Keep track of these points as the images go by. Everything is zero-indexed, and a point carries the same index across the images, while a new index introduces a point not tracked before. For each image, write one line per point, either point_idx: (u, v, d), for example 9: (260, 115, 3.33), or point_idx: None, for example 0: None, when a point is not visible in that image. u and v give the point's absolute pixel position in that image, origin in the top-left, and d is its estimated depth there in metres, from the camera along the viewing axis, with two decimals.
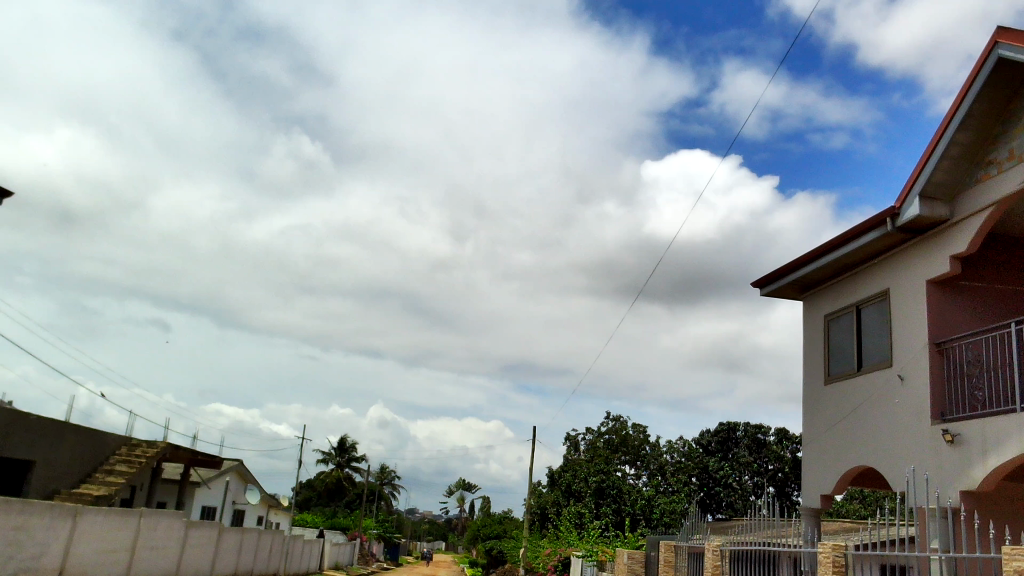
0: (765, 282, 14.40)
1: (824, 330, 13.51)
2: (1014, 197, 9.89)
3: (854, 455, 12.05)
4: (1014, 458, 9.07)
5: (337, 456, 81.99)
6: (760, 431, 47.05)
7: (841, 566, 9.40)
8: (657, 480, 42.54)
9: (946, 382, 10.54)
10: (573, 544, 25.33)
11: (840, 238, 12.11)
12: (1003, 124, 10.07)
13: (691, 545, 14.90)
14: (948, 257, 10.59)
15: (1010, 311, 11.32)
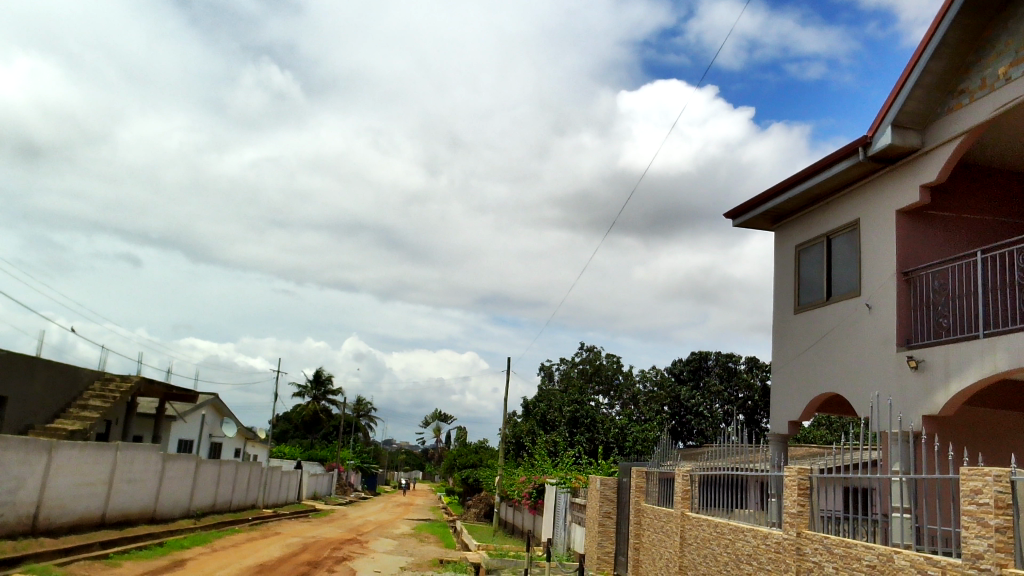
0: (737, 214, 14.43)
1: (795, 260, 13.63)
2: (986, 125, 9.91)
3: (821, 383, 12.31)
4: (974, 383, 9.31)
5: (314, 388, 82.45)
6: (731, 360, 47.95)
7: (807, 489, 9.73)
8: (630, 408, 43.32)
9: (912, 309, 10.75)
10: (548, 472, 25.90)
11: (813, 167, 12.12)
12: (978, 52, 10.02)
13: (662, 471, 15.27)
14: (918, 186, 10.67)
15: (979, 241, 11.48)
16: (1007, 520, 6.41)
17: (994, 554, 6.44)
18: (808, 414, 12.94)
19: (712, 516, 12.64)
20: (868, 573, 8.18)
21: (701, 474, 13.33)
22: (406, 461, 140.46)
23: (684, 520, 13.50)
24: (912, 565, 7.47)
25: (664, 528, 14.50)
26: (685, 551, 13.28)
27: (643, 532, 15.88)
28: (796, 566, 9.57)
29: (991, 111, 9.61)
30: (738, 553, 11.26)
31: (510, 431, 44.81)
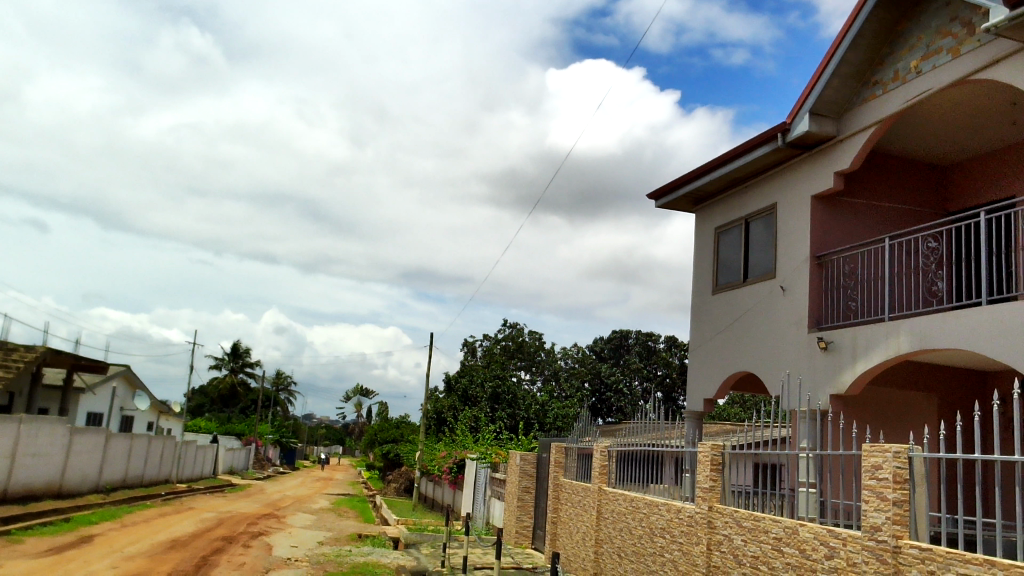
0: (659, 195, 14.63)
1: (713, 242, 13.93)
2: (897, 117, 10.27)
3: (736, 362, 12.66)
4: (878, 363, 9.71)
5: (230, 362, 80.71)
6: (650, 339, 48.94)
7: (719, 464, 10.03)
8: (551, 384, 43.83)
9: (824, 292, 11.13)
10: (469, 448, 26.01)
11: (734, 152, 12.37)
12: (891, 45, 10.34)
13: (581, 447, 15.48)
14: (833, 173, 11.01)
15: (890, 228, 11.92)
16: (904, 494, 6.73)
17: (892, 527, 6.75)
18: (723, 392, 13.29)
19: (628, 490, 12.91)
20: (775, 545, 8.47)
21: (618, 450, 13.59)
22: (326, 435, 139.08)
23: (600, 494, 13.76)
24: (815, 537, 7.78)
25: (581, 503, 14.75)
26: (601, 525, 13.54)
27: (561, 507, 16.11)
28: (706, 539, 9.86)
29: (903, 102, 9.95)
30: (652, 527, 11.53)
31: (431, 406, 44.80)
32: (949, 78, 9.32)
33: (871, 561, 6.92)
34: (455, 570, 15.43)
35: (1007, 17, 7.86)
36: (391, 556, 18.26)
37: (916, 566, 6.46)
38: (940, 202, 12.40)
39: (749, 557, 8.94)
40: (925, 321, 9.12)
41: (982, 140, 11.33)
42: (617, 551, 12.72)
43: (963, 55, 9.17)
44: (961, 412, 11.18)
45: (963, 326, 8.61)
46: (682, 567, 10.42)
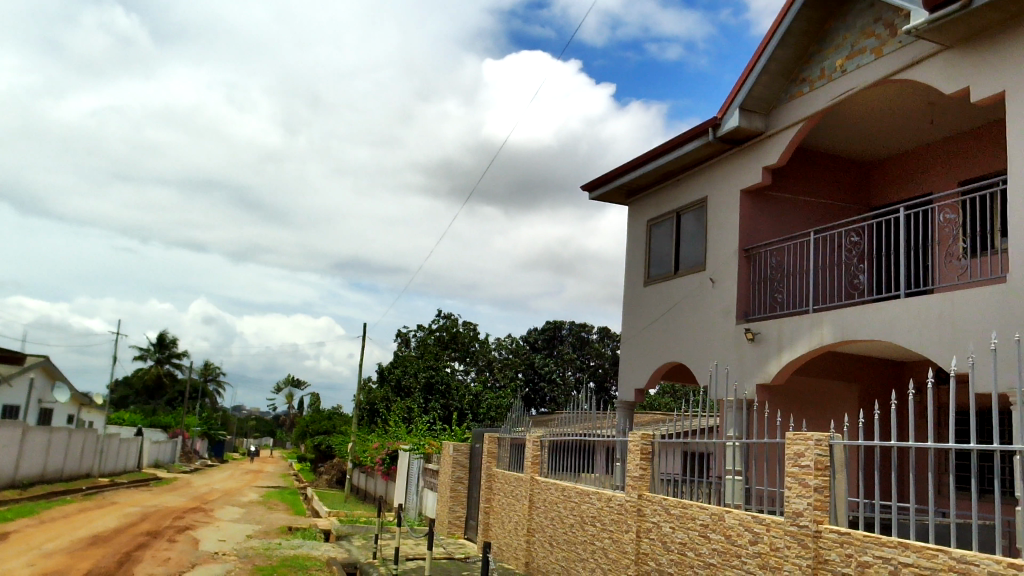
0: (593, 187, 14.73)
1: (646, 234, 14.10)
2: (823, 114, 10.55)
3: (666, 352, 12.87)
4: (802, 354, 9.98)
5: (156, 353, 78.57)
6: (584, 329, 49.42)
7: (649, 453, 10.20)
8: (485, 374, 43.85)
9: (751, 284, 11.39)
10: (402, 438, 25.89)
11: (666, 145, 12.53)
12: (818, 43, 10.60)
13: (514, 437, 15.54)
14: (761, 168, 11.26)
15: (815, 222, 12.25)
16: (825, 480, 6.94)
17: (813, 513, 6.96)
18: (654, 382, 13.50)
19: (560, 480, 13.03)
20: (702, 532, 8.66)
21: (550, 440, 13.68)
22: (256, 426, 136.70)
23: (532, 484, 13.86)
24: (741, 523, 7.97)
25: (514, 492, 14.82)
26: (533, 514, 13.63)
27: (493, 497, 16.16)
28: (636, 526, 10.02)
29: (829, 100, 10.22)
30: (583, 516, 11.66)
31: (364, 397, 44.46)
32: (872, 77, 9.60)
33: (792, 545, 7.13)
34: (386, 561, 15.34)
35: (926, 20, 8.14)
36: (322, 549, 18.06)
37: (835, 550, 6.67)
38: (863, 197, 12.80)
39: (677, 544, 9.12)
40: (846, 313, 9.41)
41: (902, 138, 11.72)
42: (548, 540, 12.83)
43: (886, 55, 9.47)
44: (881, 400, 11.59)
45: (882, 318, 8.91)
46: (612, 555, 10.57)
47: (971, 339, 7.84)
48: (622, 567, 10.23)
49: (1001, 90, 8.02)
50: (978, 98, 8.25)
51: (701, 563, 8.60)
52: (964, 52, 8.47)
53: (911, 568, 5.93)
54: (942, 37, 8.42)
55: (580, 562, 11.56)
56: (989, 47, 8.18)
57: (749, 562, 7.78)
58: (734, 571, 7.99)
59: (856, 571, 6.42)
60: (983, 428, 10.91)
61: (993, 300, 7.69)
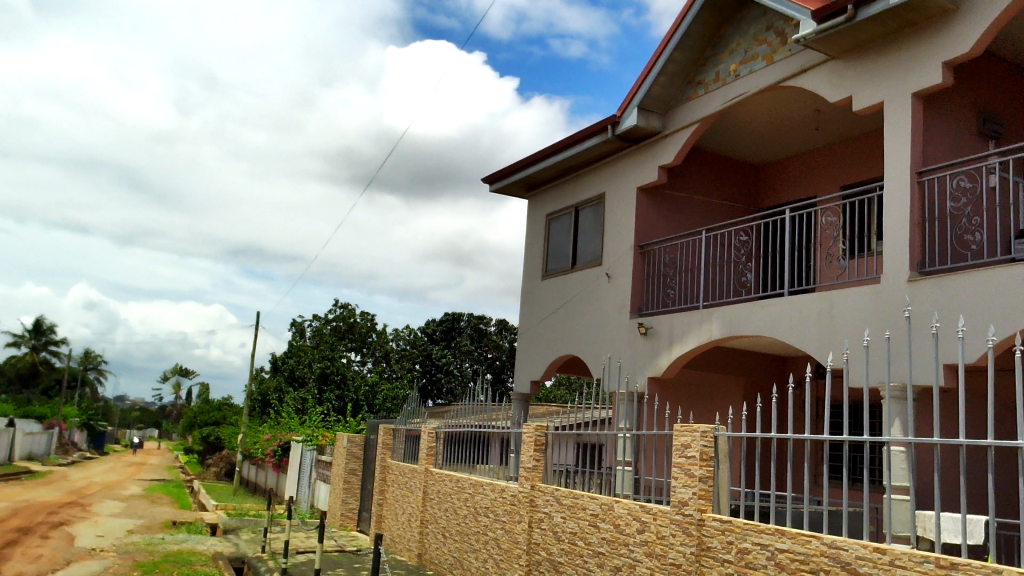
0: (493, 180, 14.76)
1: (545, 228, 14.23)
2: (717, 116, 10.90)
3: (562, 345, 13.03)
4: (692, 348, 10.30)
5: (31, 339, 74.40)
6: (482, 321, 49.25)
7: (542, 444, 10.32)
8: (382, 365, 43.47)
9: (645, 279, 11.68)
10: (294, 429, 25.32)
11: (567, 141, 12.68)
12: (713, 48, 10.92)
13: (409, 428, 15.44)
14: (658, 167, 11.55)
15: (708, 220, 12.65)
16: (709, 470, 7.19)
17: (697, 502, 7.20)
18: (549, 374, 13.67)
19: (455, 471, 13.05)
20: (591, 521, 8.83)
21: (446, 432, 13.67)
22: (139, 416, 131.18)
23: (427, 475, 13.82)
24: (629, 512, 8.17)
25: (408, 484, 14.74)
26: (427, 505, 13.60)
27: (388, 488, 16.02)
28: (528, 517, 10.13)
29: (722, 103, 10.56)
30: (476, 506, 11.71)
31: (257, 387, 43.34)
32: (763, 82, 9.96)
33: (678, 534, 7.36)
34: (275, 555, 15.00)
35: (814, 30, 8.51)
36: (207, 543, 17.48)
37: (717, 537, 6.92)
38: (753, 198, 13.29)
39: (568, 533, 9.27)
40: (734, 310, 9.76)
41: (790, 142, 12.22)
42: (441, 531, 12.84)
43: (776, 62, 9.84)
44: (764, 393, 12.10)
45: (767, 315, 9.28)
46: (504, 545, 10.66)
47: (847, 336, 8.26)
48: (513, 557, 10.34)
49: (881, 101, 8.46)
50: (859, 106, 8.68)
51: (590, 552, 8.78)
52: (848, 63, 8.88)
53: (786, 554, 6.22)
54: (828, 47, 8.81)
55: (473, 552, 11.61)
56: (870, 59, 8.61)
57: (636, 550, 7.99)
58: (622, 559, 8.19)
59: (736, 557, 6.68)
60: (856, 420, 11.53)
61: (868, 299, 8.12)
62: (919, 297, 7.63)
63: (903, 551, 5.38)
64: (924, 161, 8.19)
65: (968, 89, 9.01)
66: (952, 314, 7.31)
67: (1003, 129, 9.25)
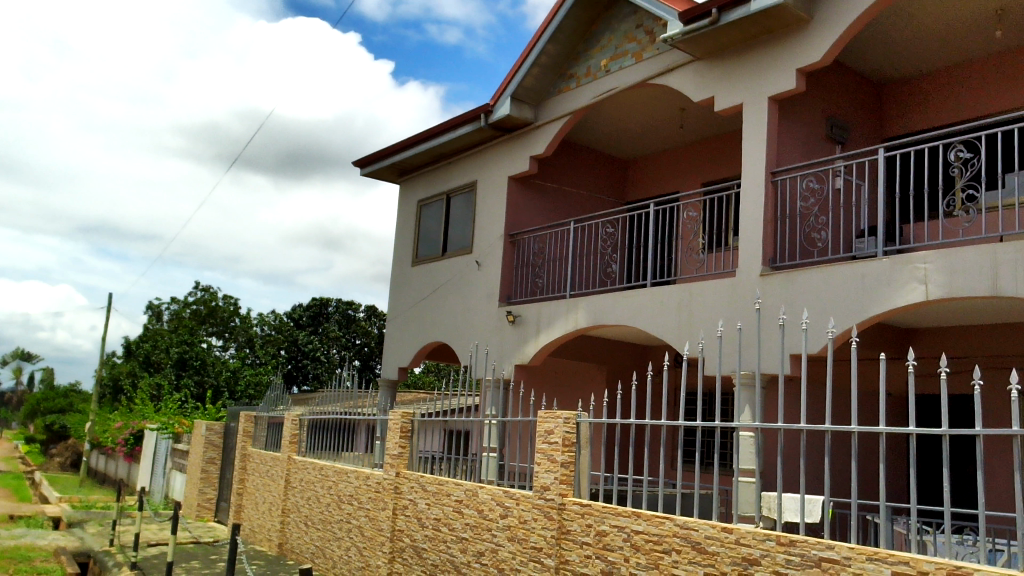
0: (364, 164, 14.51)
1: (415, 215, 14.12)
2: (586, 110, 11.13)
3: (431, 332, 13.01)
4: (558, 336, 10.50)
5: None
6: (351, 307, 47.63)
7: (408, 431, 10.26)
8: (245, 352, 42.29)
9: (514, 268, 11.81)
10: (148, 418, 24.13)
11: (439, 128, 12.62)
12: (585, 42, 11.12)
13: (272, 416, 15.02)
14: (528, 157, 11.69)
15: (576, 212, 12.92)
16: (571, 456, 7.37)
17: (559, 486, 7.37)
18: (417, 360, 13.60)
19: (318, 459, 12.80)
20: (455, 507, 8.89)
21: (310, 419, 13.39)
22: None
23: (289, 463, 13.52)
24: (493, 498, 8.27)
25: (269, 472, 14.37)
26: (289, 494, 13.31)
27: (248, 478, 15.55)
28: (392, 504, 10.09)
29: (593, 98, 10.77)
30: (340, 495, 11.56)
31: (107, 373, 41.05)
32: (631, 79, 10.24)
33: (539, 518, 7.51)
34: (124, 548, 14.28)
35: (681, 31, 8.83)
36: (49, 538, 16.43)
37: (576, 521, 7.10)
38: (620, 191, 13.66)
39: (431, 519, 9.30)
40: (599, 300, 10.01)
41: (655, 139, 12.62)
42: (303, 520, 12.59)
43: (644, 60, 10.13)
44: (624, 381, 12.54)
45: (630, 305, 9.57)
46: (368, 532, 10.57)
47: (703, 326, 8.64)
48: (376, 545, 10.26)
49: (740, 103, 8.86)
50: (720, 107, 9.06)
51: (453, 537, 8.83)
52: (711, 65, 9.25)
53: (641, 535, 6.46)
54: (693, 49, 9.14)
55: (335, 541, 11.46)
56: (731, 63, 9.00)
57: (498, 534, 8.10)
58: (485, 544, 8.29)
59: (594, 540, 6.89)
60: (710, 406, 12.09)
61: (723, 292, 8.51)
62: (769, 291, 8.05)
63: (748, 530, 5.68)
64: (777, 162, 8.64)
65: (818, 96, 9.55)
66: (798, 307, 7.77)
67: (848, 134, 9.87)
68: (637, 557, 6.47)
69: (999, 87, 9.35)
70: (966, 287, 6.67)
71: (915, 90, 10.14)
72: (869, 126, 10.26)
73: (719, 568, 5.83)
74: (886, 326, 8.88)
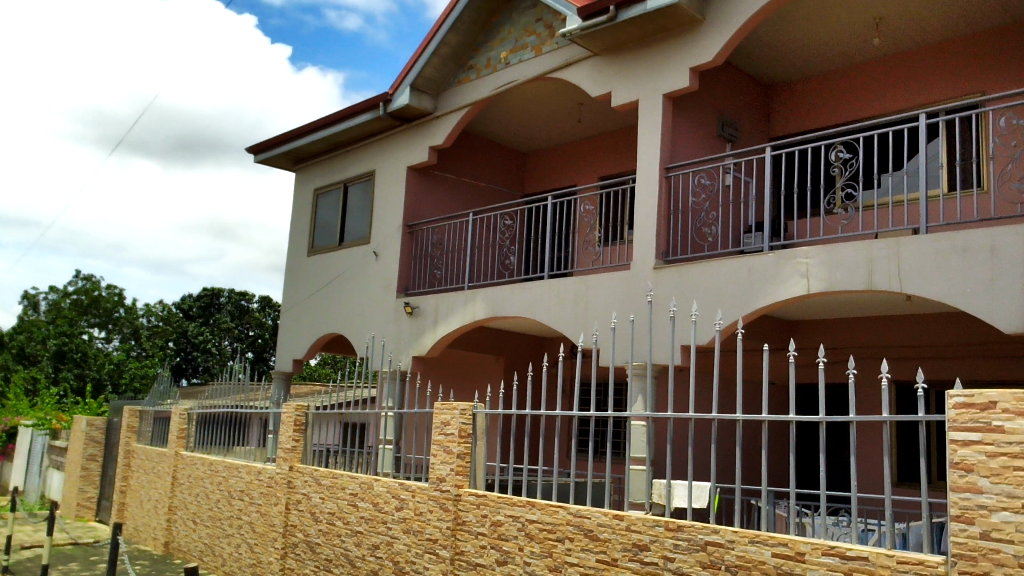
0: (258, 150, 14.10)
1: (311, 204, 13.82)
2: (486, 102, 11.13)
3: (327, 323, 12.78)
4: (456, 328, 10.49)
5: None
6: (245, 298, 46.19)
7: (302, 424, 10.04)
8: (130, 344, 40.56)
9: (413, 259, 11.72)
10: (22, 414, 22.81)
11: (337, 115, 12.38)
12: (486, 34, 11.11)
13: (158, 410, 14.44)
14: (428, 147, 11.61)
15: (476, 203, 12.92)
16: (467, 447, 7.39)
17: (455, 478, 7.37)
18: (313, 352, 13.34)
19: (207, 454, 12.39)
20: (350, 501, 8.77)
21: (199, 413, 12.94)
22: None
23: (177, 459, 13.05)
24: (388, 490, 8.20)
25: (155, 469, 13.83)
26: (176, 491, 12.85)
27: (131, 475, 14.93)
28: (285, 498, 9.87)
29: (492, 90, 10.78)
30: (230, 490, 11.25)
31: None
32: (531, 72, 10.30)
33: (434, 509, 7.50)
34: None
35: (579, 26, 8.94)
36: None
37: (472, 511, 7.13)
38: (518, 183, 13.73)
39: (325, 514, 9.15)
40: (496, 291, 10.05)
41: (554, 132, 12.74)
42: (191, 517, 12.18)
43: (544, 53, 10.21)
44: (521, 372, 12.66)
45: (528, 297, 9.64)
46: (259, 528, 10.32)
47: (598, 317, 8.80)
48: (268, 541, 10.03)
49: (636, 99, 9.04)
50: (617, 103, 9.22)
51: (348, 531, 8.72)
52: (608, 61, 9.40)
53: (535, 524, 6.53)
54: (591, 44, 9.27)
55: (225, 538, 11.13)
56: (628, 60, 9.17)
57: (394, 527, 8.04)
58: (380, 537, 8.21)
59: (489, 530, 6.93)
60: (604, 397, 12.34)
61: (618, 284, 8.67)
62: (662, 283, 8.26)
63: (637, 517, 5.83)
64: (671, 158, 8.86)
65: (711, 94, 9.84)
66: (688, 300, 8.00)
67: (738, 133, 10.21)
68: (532, 545, 6.54)
69: (877, 92, 9.85)
70: (843, 282, 7.01)
71: (801, 92, 10.57)
72: (758, 126, 10.64)
73: (611, 555, 5.96)
74: (771, 318, 9.24)
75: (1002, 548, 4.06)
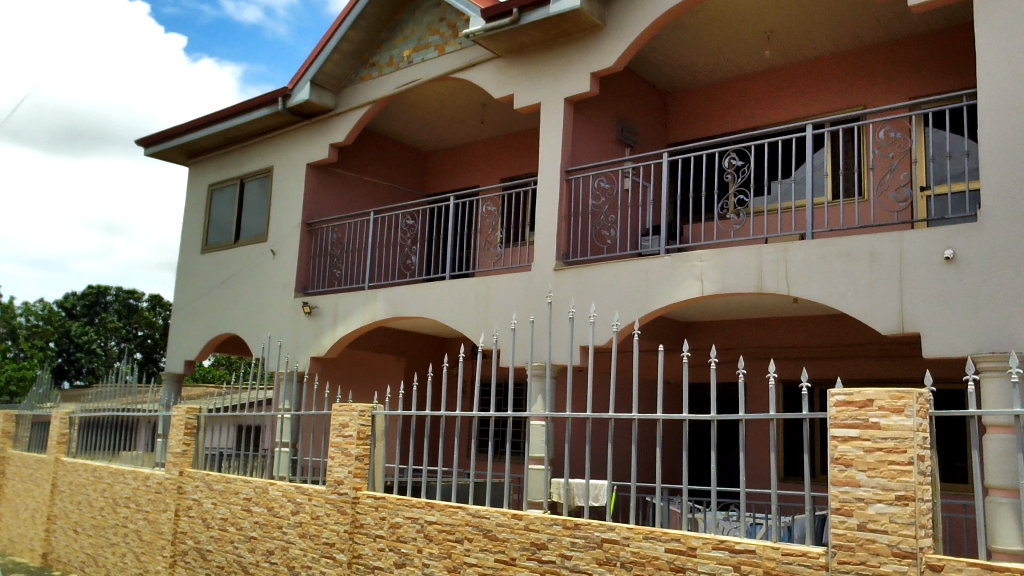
0: (149, 142, 13.55)
1: (205, 200, 13.37)
2: (388, 100, 11.02)
3: (221, 323, 12.39)
4: (355, 328, 10.35)
5: None
6: (133, 296, 44.39)
7: (193, 428, 9.70)
8: (6, 345, 38.38)
9: (312, 257, 11.49)
10: None
11: (233, 109, 12.02)
12: (388, 31, 10.99)
13: (36, 414, 13.67)
14: (329, 144, 11.41)
15: (377, 202, 12.78)
16: (366, 449, 7.28)
17: (352, 480, 7.27)
18: (206, 352, 12.91)
19: (90, 460, 11.83)
20: (244, 506, 8.53)
21: (81, 417, 12.33)
22: None
23: (57, 466, 12.40)
24: (283, 494, 8.01)
25: (32, 476, 13.10)
26: (55, 499, 12.20)
27: (6, 483, 14.09)
28: (174, 505, 9.51)
29: (395, 88, 10.68)
30: (115, 497, 10.76)
31: None
32: (434, 72, 10.26)
33: (332, 513, 7.38)
34: None
35: (483, 28, 8.95)
36: None
37: (370, 514, 7.04)
38: (420, 182, 13.66)
39: (218, 519, 8.86)
40: (397, 291, 9.97)
41: (457, 132, 12.74)
42: (72, 526, 11.60)
43: (447, 53, 10.18)
44: (421, 372, 12.62)
45: (429, 297, 9.59)
46: (146, 537, 9.92)
47: (499, 317, 8.84)
48: (156, 549, 9.65)
49: (538, 102, 9.12)
50: (520, 105, 9.28)
51: (241, 537, 8.48)
52: (511, 63, 9.45)
53: (435, 525, 6.51)
54: (495, 46, 9.29)
55: (110, 547, 10.64)
56: (531, 63, 9.24)
57: (289, 531, 7.86)
58: (274, 543, 8.02)
59: (387, 532, 6.86)
60: (503, 397, 12.43)
61: (519, 285, 8.72)
62: (562, 285, 8.36)
63: (536, 516, 5.88)
64: (572, 161, 8.99)
65: (610, 100, 10.03)
66: (587, 301, 8.13)
67: (636, 138, 10.44)
68: (430, 546, 6.52)
69: (767, 102, 10.25)
70: (736, 284, 7.26)
71: (696, 100, 10.91)
72: (656, 132, 10.92)
73: (509, 554, 6.00)
74: (666, 319, 9.50)
75: (877, 538, 4.28)
